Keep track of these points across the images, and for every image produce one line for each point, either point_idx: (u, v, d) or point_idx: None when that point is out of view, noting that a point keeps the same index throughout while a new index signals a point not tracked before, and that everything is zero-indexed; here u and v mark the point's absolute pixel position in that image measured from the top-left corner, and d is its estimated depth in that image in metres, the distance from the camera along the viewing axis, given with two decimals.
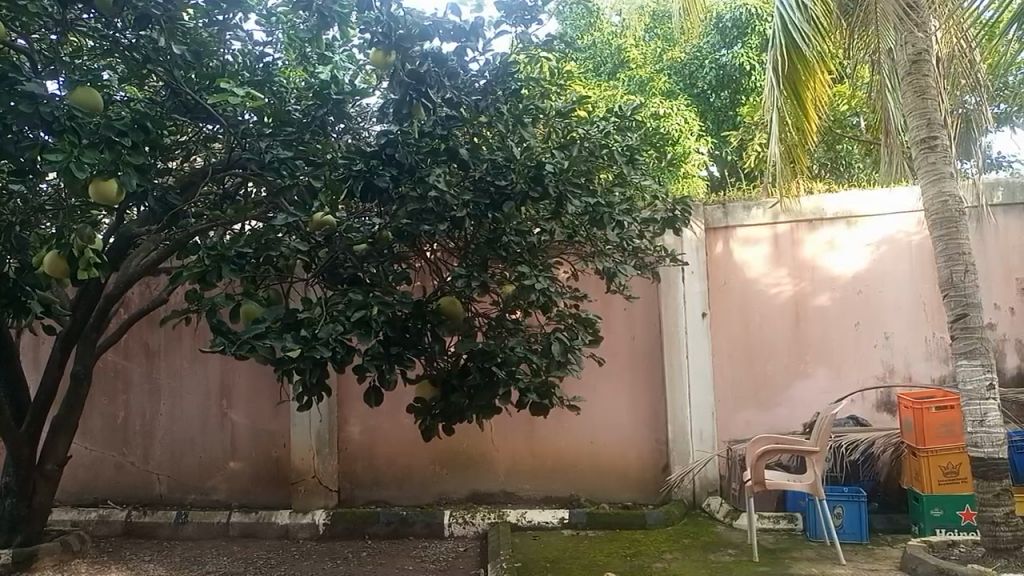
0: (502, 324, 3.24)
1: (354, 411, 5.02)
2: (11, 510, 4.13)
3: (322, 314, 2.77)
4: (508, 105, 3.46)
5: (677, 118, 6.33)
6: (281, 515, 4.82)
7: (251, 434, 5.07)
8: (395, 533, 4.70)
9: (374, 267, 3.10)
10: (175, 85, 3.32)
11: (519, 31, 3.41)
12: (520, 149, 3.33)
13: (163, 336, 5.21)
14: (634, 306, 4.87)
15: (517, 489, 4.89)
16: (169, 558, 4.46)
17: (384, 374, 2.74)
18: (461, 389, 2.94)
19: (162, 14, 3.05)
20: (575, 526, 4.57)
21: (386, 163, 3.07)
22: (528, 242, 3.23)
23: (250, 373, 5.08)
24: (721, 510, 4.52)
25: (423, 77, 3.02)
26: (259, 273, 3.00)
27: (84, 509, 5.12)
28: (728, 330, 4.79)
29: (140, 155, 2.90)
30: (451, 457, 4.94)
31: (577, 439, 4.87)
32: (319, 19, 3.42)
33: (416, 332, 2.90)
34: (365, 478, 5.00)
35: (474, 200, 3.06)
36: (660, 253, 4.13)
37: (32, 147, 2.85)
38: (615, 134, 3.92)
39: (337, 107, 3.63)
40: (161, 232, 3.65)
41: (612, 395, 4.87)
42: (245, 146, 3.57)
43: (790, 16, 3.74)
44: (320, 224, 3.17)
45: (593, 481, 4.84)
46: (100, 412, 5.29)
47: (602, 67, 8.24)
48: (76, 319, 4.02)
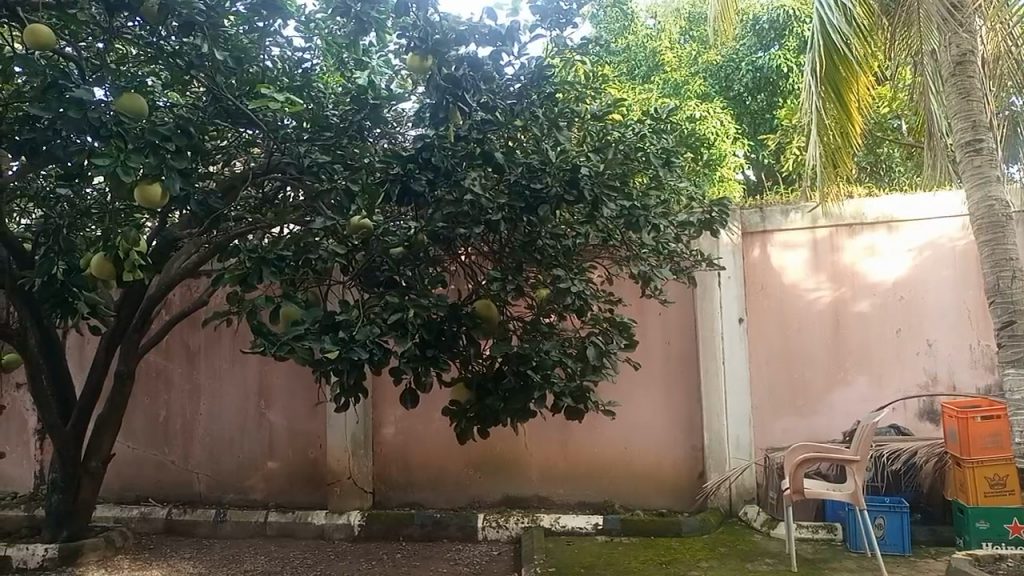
0: (537, 327, 3.22)
1: (389, 413, 5.05)
2: (58, 505, 4.23)
3: (359, 315, 2.85)
4: (543, 109, 3.44)
5: (713, 120, 6.25)
6: (317, 515, 4.87)
7: (288, 435, 5.13)
8: (430, 535, 4.72)
9: (409, 270, 3.18)
10: (217, 91, 3.39)
11: (555, 34, 3.42)
12: (556, 151, 3.37)
13: (203, 336, 5.31)
14: (670, 311, 4.84)
15: (551, 493, 4.88)
16: (209, 555, 4.53)
17: (420, 376, 2.81)
18: (496, 393, 2.96)
19: (205, 20, 3.13)
20: (610, 532, 4.54)
21: (422, 166, 3.17)
22: (563, 245, 3.26)
23: (287, 373, 5.15)
24: (758, 519, 4.45)
25: (459, 81, 3.12)
26: (297, 275, 3.10)
27: (127, 505, 5.23)
28: (765, 336, 4.72)
29: (182, 159, 3.00)
30: (485, 461, 4.95)
31: (611, 443, 4.85)
32: (356, 24, 3.45)
33: (452, 334, 2.97)
34: (399, 480, 5.03)
35: (510, 204, 3.11)
36: (697, 258, 4.11)
37: (79, 152, 3.01)
38: (649, 137, 3.87)
39: (374, 111, 3.63)
40: (202, 234, 3.74)
41: (646, 399, 4.84)
42: (284, 150, 3.59)
43: (828, 17, 3.72)
44: (358, 227, 3.18)
45: (627, 487, 4.82)
46: (143, 411, 5.40)
47: (636, 71, 8.10)
48: (120, 319, 4.13)
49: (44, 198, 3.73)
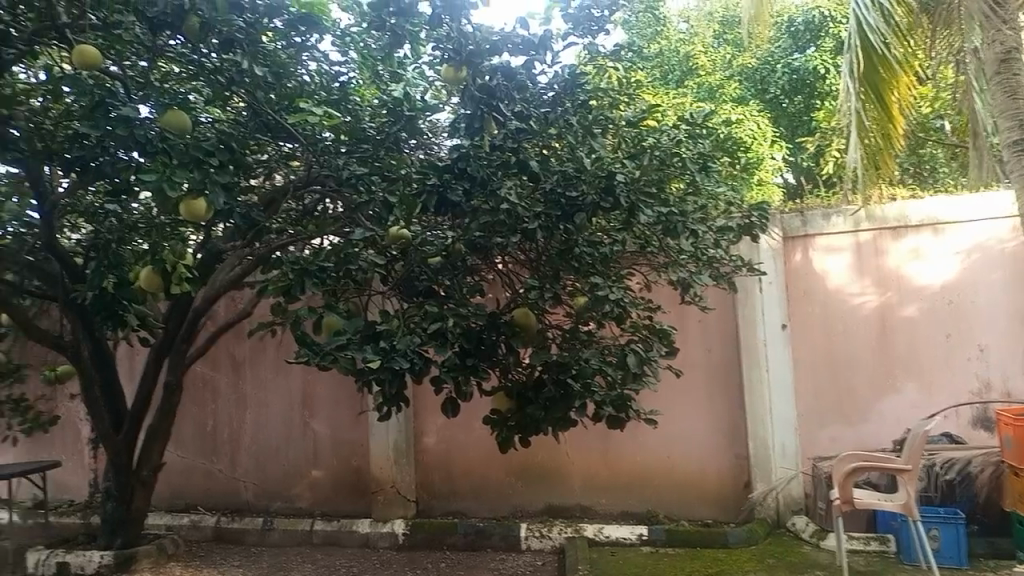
0: (576, 335, 3.23)
1: (430, 422, 5.06)
2: (113, 513, 4.34)
3: (400, 325, 2.91)
4: (577, 116, 3.43)
5: (749, 123, 6.17)
6: (361, 524, 4.91)
7: (332, 444, 5.18)
8: (473, 544, 4.73)
9: (448, 279, 3.21)
10: (256, 107, 3.50)
11: (587, 42, 3.42)
12: (591, 159, 3.28)
13: (247, 346, 5.40)
14: (711, 317, 4.79)
15: (594, 503, 4.85)
16: (258, 563, 4.59)
17: (460, 385, 2.83)
18: (537, 402, 2.96)
19: (244, 37, 3.27)
20: (655, 543, 4.49)
21: (459, 176, 3.16)
22: (600, 252, 3.24)
23: (329, 383, 5.20)
24: (807, 529, 4.37)
25: (494, 91, 3.18)
26: (338, 286, 3.16)
27: (177, 514, 5.33)
28: (809, 342, 4.64)
29: (225, 174, 3.07)
30: (526, 470, 4.94)
31: (655, 452, 4.81)
32: (391, 37, 3.46)
33: (491, 343, 2.96)
34: (442, 489, 5.04)
35: (546, 212, 3.10)
36: (736, 263, 4.07)
37: (126, 168, 3.11)
38: (686, 142, 3.78)
39: (410, 123, 3.67)
40: (246, 247, 3.82)
41: (689, 407, 4.79)
42: (322, 163, 3.66)
43: (865, 16, 3.68)
44: (396, 238, 3.18)
45: (671, 496, 4.77)
46: (191, 421, 5.51)
47: (670, 75, 7.97)
48: (168, 330, 4.24)
49: (93, 213, 3.82)
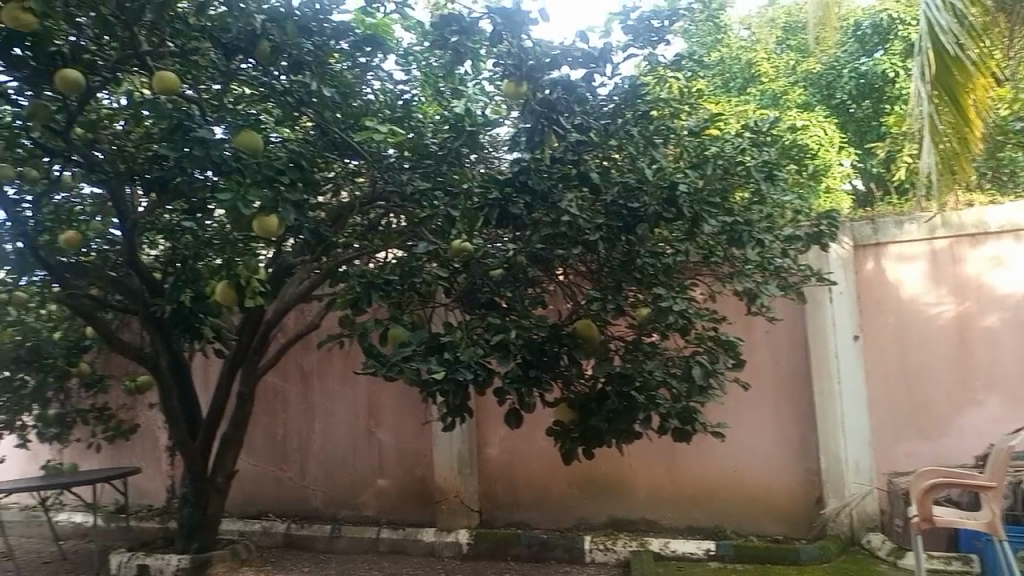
0: (639, 347, 3.19)
1: (492, 433, 5.08)
2: (189, 518, 4.50)
3: (463, 336, 2.94)
4: (638, 127, 3.40)
5: (815, 130, 6.02)
6: (426, 533, 4.96)
7: (397, 453, 5.27)
8: (537, 556, 4.72)
9: (509, 291, 3.29)
10: (325, 126, 3.61)
11: (647, 53, 3.42)
12: (652, 169, 3.25)
13: (316, 358, 5.54)
14: (779, 328, 4.67)
15: (659, 516, 4.78)
16: (326, 569, 4.68)
17: (523, 397, 2.87)
18: (600, 413, 2.94)
19: (313, 59, 3.42)
20: (723, 558, 4.40)
21: (520, 190, 3.15)
22: (664, 263, 3.20)
23: (395, 394, 5.30)
24: (883, 547, 4.23)
25: (553, 105, 3.21)
26: (404, 298, 3.24)
27: (250, 520, 5.49)
28: (882, 353, 4.48)
29: (296, 192, 3.18)
30: (590, 481, 4.90)
31: (721, 466, 4.72)
32: (453, 55, 3.52)
33: (554, 355, 2.99)
34: (505, 500, 5.03)
35: (607, 224, 3.14)
36: (805, 272, 3.97)
37: (203, 189, 3.28)
38: (750, 150, 3.71)
39: (471, 138, 3.62)
40: (313, 261, 3.94)
41: (757, 420, 4.68)
42: (387, 179, 3.73)
43: (936, 17, 3.56)
44: (459, 250, 3.28)
45: (739, 511, 4.66)
46: (262, 429, 5.67)
47: (731, 83, 7.80)
48: (241, 342, 4.40)
49: (171, 231, 3.94)
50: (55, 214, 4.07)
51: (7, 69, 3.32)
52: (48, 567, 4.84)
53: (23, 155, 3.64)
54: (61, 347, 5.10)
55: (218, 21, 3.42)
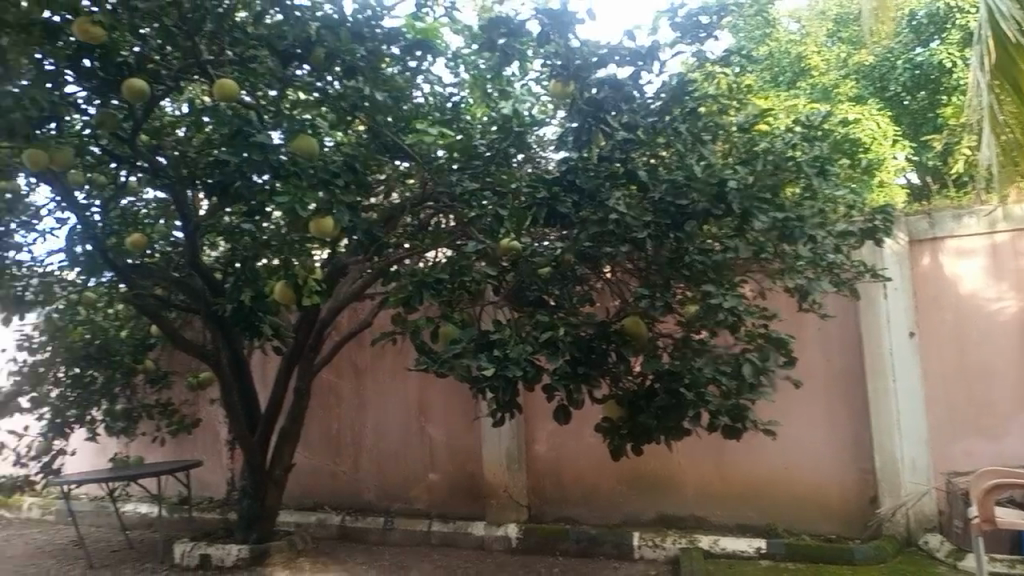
0: (688, 344, 3.10)
1: (541, 429, 5.12)
2: (248, 509, 4.65)
3: (512, 333, 2.99)
4: (686, 125, 3.36)
5: (868, 123, 5.90)
6: (476, 527, 5.04)
7: (447, 448, 5.35)
8: (586, 551, 4.75)
9: (557, 289, 3.36)
10: (377, 129, 3.75)
11: (696, 49, 3.41)
12: (701, 166, 3.22)
13: (367, 355, 5.66)
14: (832, 325, 4.60)
15: (709, 513, 4.76)
16: (379, 561, 4.79)
17: (571, 393, 2.90)
18: (649, 410, 2.98)
19: (366, 65, 3.54)
20: (774, 557, 4.37)
21: (568, 188, 3.30)
22: (713, 260, 3.16)
23: (444, 390, 5.39)
24: (942, 548, 4.15)
25: (601, 103, 3.24)
26: (454, 296, 3.36)
27: (305, 512, 5.64)
28: (940, 350, 4.38)
29: (350, 195, 3.36)
30: (638, 478, 4.90)
31: (772, 463, 4.67)
32: (501, 56, 3.54)
33: (602, 352, 3.03)
34: (553, 495, 5.06)
35: (656, 221, 3.14)
36: (859, 269, 3.92)
37: (259, 193, 3.37)
38: (801, 144, 3.72)
39: (519, 138, 3.73)
40: (365, 258, 4.01)
41: (810, 417, 4.61)
42: (437, 181, 3.78)
43: (997, 4, 3.47)
44: (508, 249, 3.29)
45: (790, 509, 4.61)
46: (316, 424, 5.82)
47: (780, 77, 7.63)
48: (298, 340, 4.52)
49: (231, 232, 3.96)
50: (121, 217, 4.31)
51: (77, 80, 3.49)
52: (117, 554, 5.08)
53: (92, 162, 3.88)
54: (128, 345, 5.32)
55: (275, 29, 3.56)
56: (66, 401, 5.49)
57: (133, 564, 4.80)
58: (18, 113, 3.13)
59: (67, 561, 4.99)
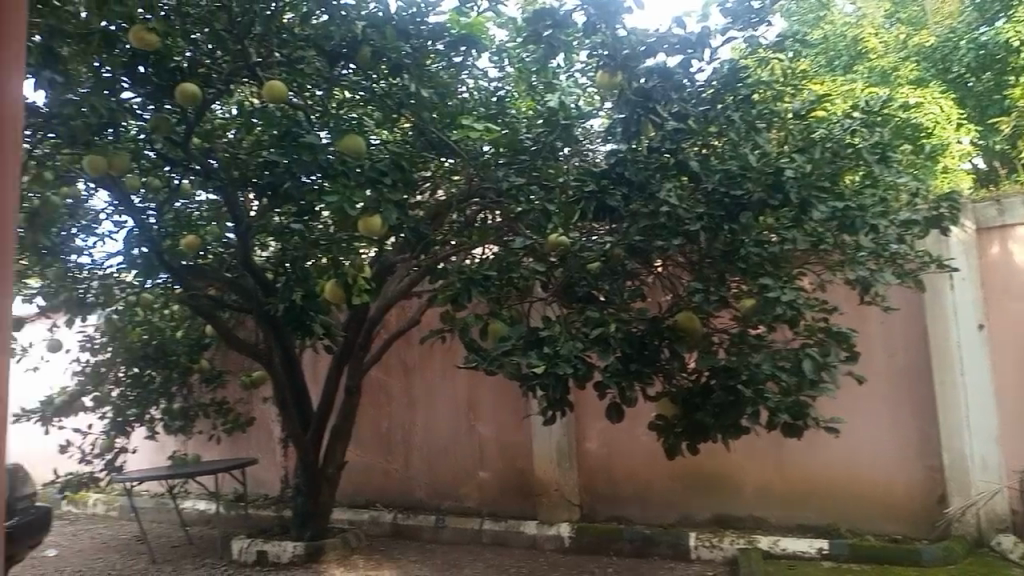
0: (744, 340, 3.06)
1: (591, 427, 5.05)
2: (302, 507, 4.71)
3: (562, 330, 2.93)
4: (739, 112, 3.30)
5: (931, 107, 5.55)
6: (528, 525, 5.00)
7: (497, 446, 5.33)
8: (641, 551, 4.68)
9: (608, 284, 3.25)
10: (423, 126, 3.73)
11: (747, 35, 3.30)
12: (756, 156, 3.16)
13: (417, 353, 5.68)
14: (894, 318, 4.43)
15: (768, 513, 4.63)
16: (432, 559, 4.79)
17: (624, 391, 2.84)
18: (706, 407, 2.90)
19: (410, 62, 3.49)
20: (837, 558, 4.24)
21: (616, 181, 3.20)
22: (770, 252, 3.07)
23: (494, 388, 5.37)
24: (1016, 550, 3.97)
25: (650, 93, 3.11)
26: (502, 293, 3.32)
27: (358, 509, 5.69)
28: (1013, 343, 4.15)
29: (397, 192, 3.33)
30: (693, 477, 4.81)
31: (833, 461, 4.52)
32: (546, 48, 3.50)
33: (655, 349, 2.96)
34: (606, 494, 5.00)
35: (709, 212, 3.06)
36: (924, 259, 3.77)
37: (310, 193, 3.42)
38: (861, 130, 3.53)
39: (566, 132, 3.69)
40: (412, 257, 3.99)
41: (872, 414, 4.45)
42: (484, 176, 3.82)
43: None
44: (555, 245, 3.28)
45: (853, 509, 4.46)
46: (368, 422, 5.86)
47: (836, 62, 7.22)
48: (348, 338, 4.55)
49: (281, 231, 4.07)
50: (175, 220, 4.41)
51: (133, 87, 3.54)
52: (178, 550, 5.20)
53: (147, 166, 3.97)
54: (183, 345, 5.52)
55: (321, 30, 3.57)
56: (126, 400, 5.64)
57: (193, 560, 4.90)
58: (78, 119, 3.32)
59: (130, 556, 5.13)
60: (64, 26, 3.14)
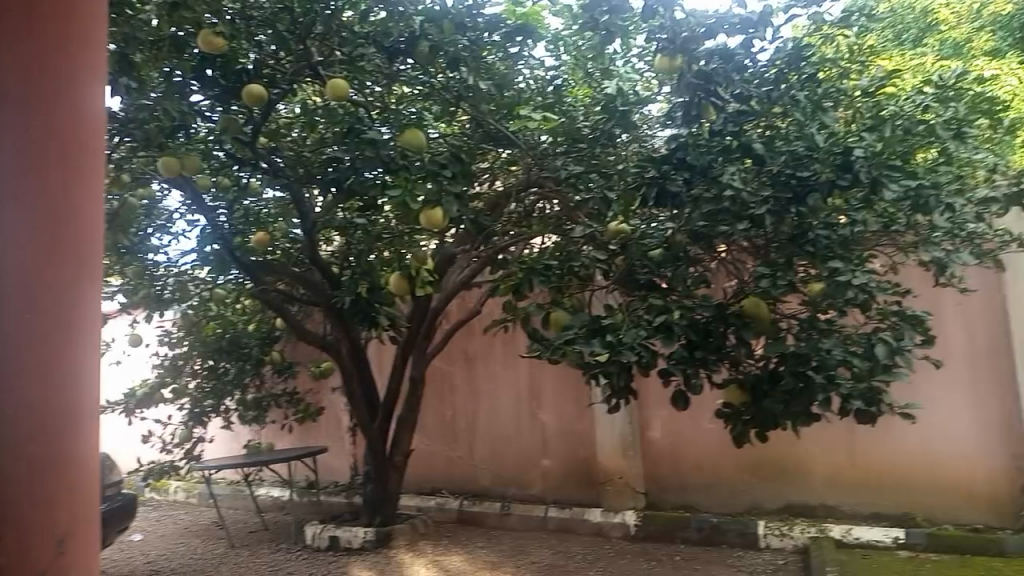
0: (814, 325, 3.00)
1: (656, 415, 5.02)
2: (372, 494, 4.83)
3: (624, 318, 2.93)
4: (803, 91, 3.25)
5: (1008, 80, 5.32)
6: (593, 513, 5.02)
7: (561, 434, 5.35)
8: (708, 539, 4.66)
9: (670, 271, 3.19)
10: (480, 118, 3.74)
11: (812, 11, 3.21)
12: (823, 137, 3.09)
13: (479, 342, 5.74)
14: (971, 300, 4.28)
15: (840, 502, 4.53)
16: (499, 545, 4.86)
17: (689, 378, 2.82)
18: (775, 394, 2.81)
19: (468, 55, 3.54)
20: (914, 547, 4.14)
21: (677, 167, 3.08)
22: (840, 234, 3.01)
23: (557, 376, 5.40)
24: None
25: (711, 75, 3.05)
26: (564, 282, 3.32)
27: (426, 496, 5.77)
28: None
29: (458, 184, 3.29)
30: (762, 465, 4.73)
31: (910, 449, 4.39)
32: (603, 35, 3.49)
33: (720, 335, 2.92)
34: (671, 482, 4.96)
35: (775, 196, 2.96)
36: (1003, 237, 3.61)
37: (373, 187, 3.49)
38: (934, 106, 3.39)
39: (624, 118, 3.58)
40: (473, 249, 4.10)
41: (950, 400, 4.30)
42: (542, 166, 3.84)
43: None
44: (616, 233, 3.36)
45: (931, 497, 4.32)
46: (432, 411, 5.93)
47: (904, 35, 6.80)
48: (413, 329, 4.63)
49: (346, 226, 4.24)
50: (244, 217, 4.57)
51: (201, 89, 3.71)
52: (256, 535, 5.41)
53: (219, 166, 4.05)
54: (255, 338, 5.74)
55: (379, 26, 3.60)
56: (203, 391, 5.87)
57: (269, 544, 5.10)
58: (153, 123, 3.44)
59: (211, 541, 5.37)
60: (137, 33, 3.24)
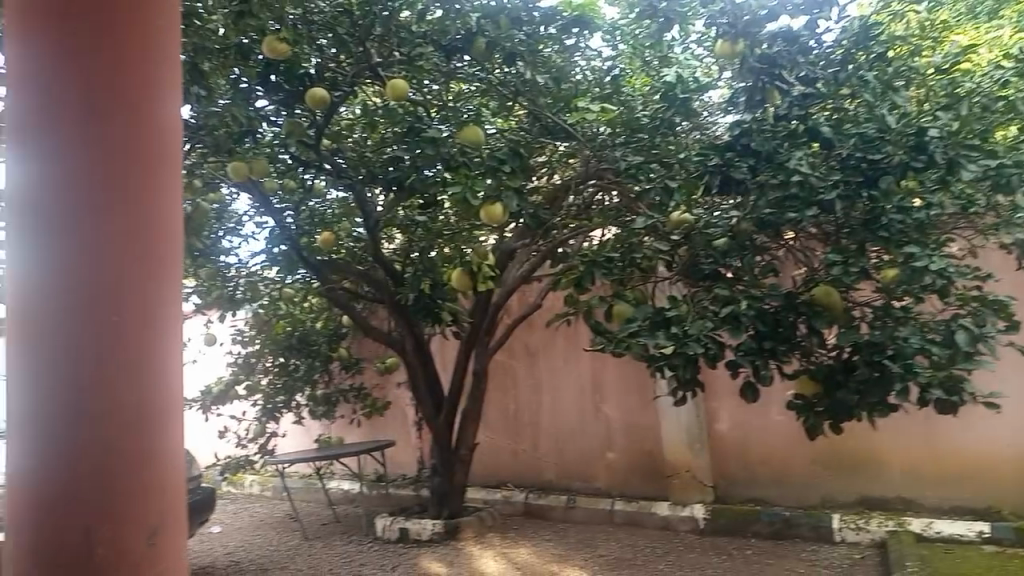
0: (888, 313, 2.88)
1: (723, 407, 4.92)
2: (439, 486, 4.90)
3: (689, 309, 2.89)
4: (873, 71, 3.09)
5: None
6: (660, 506, 4.97)
7: (626, 427, 5.33)
8: (780, 533, 4.56)
9: (737, 260, 3.10)
10: (538, 111, 3.74)
11: None
12: (895, 117, 2.98)
13: (540, 336, 5.72)
14: None
15: (919, 495, 4.40)
16: (566, 537, 4.87)
17: (759, 370, 2.77)
18: (848, 384, 2.73)
19: (524, 48, 3.53)
20: (1000, 542, 4.01)
21: (741, 153, 3.02)
22: (915, 217, 2.87)
23: (622, 370, 5.38)
24: None
25: (775, 59, 2.99)
26: (625, 274, 3.38)
27: (491, 489, 5.75)
28: None
29: (517, 178, 3.29)
30: (836, 458, 4.60)
31: (994, 441, 4.26)
32: (660, 23, 3.45)
33: (790, 325, 2.85)
34: (740, 475, 4.86)
35: (845, 180, 2.88)
36: None
37: (434, 184, 3.52)
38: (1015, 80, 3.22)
39: (684, 105, 3.46)
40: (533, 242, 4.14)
41: None
42: (600, 158, 3.77)
43: None
44: (679, 223, 3.33)
45: (1016, 490, 4.21)
46: (494, 405, 5.89)
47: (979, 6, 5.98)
48: (475, 324, 4.67)
49: (408, 226, 4.43)
50: (310, 218, 4.64)
51: (266, 94, 3.79)
52: (328, 527, 5.56)
53: (284, 169, 4.02)
54: (323, 335, 5.97)
55: (436, 24, 3.64)
56: (275, 388, 6.04)
57: (341, 536, 5.24)
58: (222, 128, 3.57)
59: (286, 533, 5.54)
60: (206, 43, 3.38)
